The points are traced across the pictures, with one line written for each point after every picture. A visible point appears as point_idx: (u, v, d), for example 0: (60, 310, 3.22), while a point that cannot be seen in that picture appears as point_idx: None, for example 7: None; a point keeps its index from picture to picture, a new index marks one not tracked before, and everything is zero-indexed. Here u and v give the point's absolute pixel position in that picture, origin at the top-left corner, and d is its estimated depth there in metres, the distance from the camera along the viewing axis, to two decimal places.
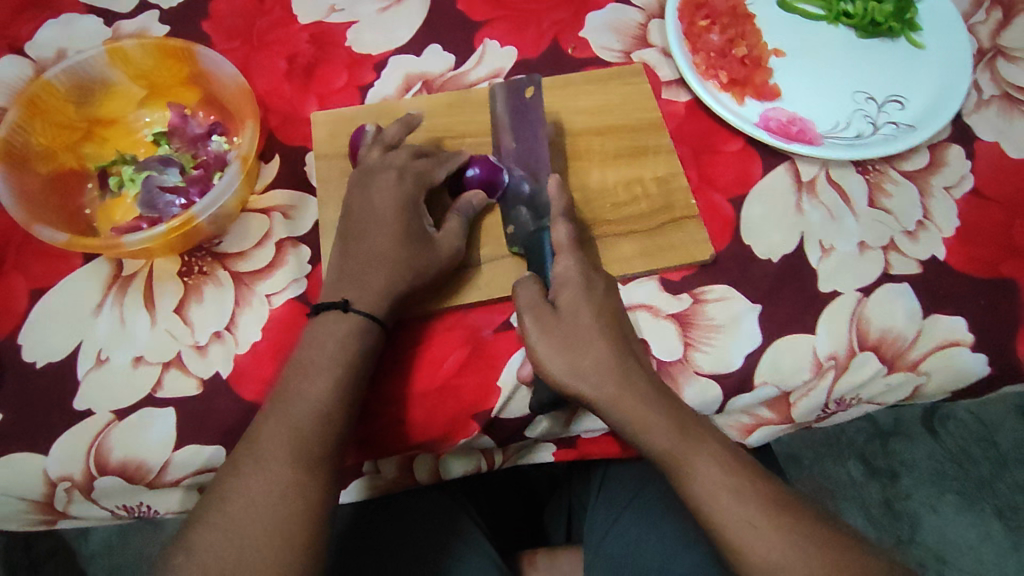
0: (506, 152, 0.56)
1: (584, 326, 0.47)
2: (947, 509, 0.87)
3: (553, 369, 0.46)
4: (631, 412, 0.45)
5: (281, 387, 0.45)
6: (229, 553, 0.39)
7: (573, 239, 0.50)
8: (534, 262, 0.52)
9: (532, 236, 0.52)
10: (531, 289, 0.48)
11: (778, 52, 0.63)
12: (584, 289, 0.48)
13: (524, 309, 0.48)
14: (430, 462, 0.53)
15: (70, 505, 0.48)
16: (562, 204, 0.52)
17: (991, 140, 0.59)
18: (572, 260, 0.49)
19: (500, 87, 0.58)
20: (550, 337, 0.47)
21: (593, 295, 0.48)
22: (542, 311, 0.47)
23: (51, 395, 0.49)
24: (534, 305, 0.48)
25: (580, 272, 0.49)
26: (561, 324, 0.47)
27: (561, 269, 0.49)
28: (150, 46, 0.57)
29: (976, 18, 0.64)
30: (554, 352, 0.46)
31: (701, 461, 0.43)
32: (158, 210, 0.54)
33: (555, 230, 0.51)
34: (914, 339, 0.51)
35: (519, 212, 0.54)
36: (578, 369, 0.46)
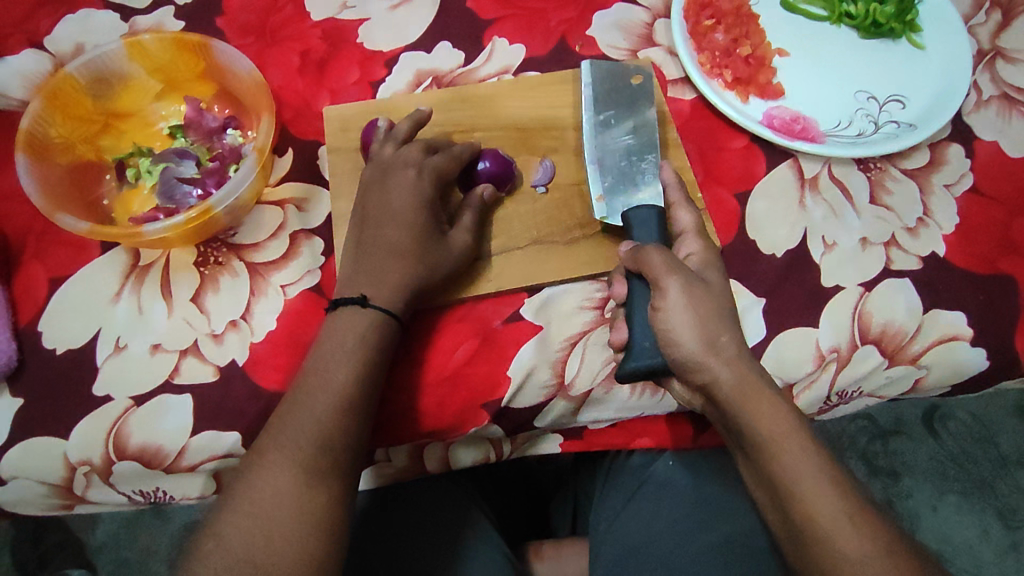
0: (603, 123, 0.55)
1: (722, 305, 0.44)
2: (946, 509, 0.89)
3: (688, 342, 0.42)
4: (748, 393, 0.41)
5: (302, 379, 0.46)
6: (257, 541, 0.40)
7: (698, 228, 0.50)
8: (635, 236, 0.51)
9: (638, 210, 0.51)
10: (669, 259, 0.45)
11: (782, 51, 0.64)
12: (720, 272, 0.47)
13: (666, 273, 0.44)
14: (440, 451, 0.54)
15: (88, 489, 0.49)
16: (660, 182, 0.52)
17: (990, 139, 0.60)
18: (698, 248, 0.49)
19: (597, 59, 0.57)
20: (689, 306, 0.42)
21: (726, 279, 0.47)
22: (690, 281, 0.44)
23: (70, 381, 0.50)
24: (686, 278, 0.44)
25: (711, 259, 0.48)
26: (705, 297, 0.43)
27: (686, 253, 0.49)
28: (168, 40, 0.58)
29: (976, 19, 0.66)
30: (692, 325, 0.42)
31: (805, 452, 0.39)
32: (175, 201, 0.55)
33: (679, 215, 0.50)
34: (914, 333, 0.53)
35: (611, 183, 0.53)
36: (715, 344, 0.42)
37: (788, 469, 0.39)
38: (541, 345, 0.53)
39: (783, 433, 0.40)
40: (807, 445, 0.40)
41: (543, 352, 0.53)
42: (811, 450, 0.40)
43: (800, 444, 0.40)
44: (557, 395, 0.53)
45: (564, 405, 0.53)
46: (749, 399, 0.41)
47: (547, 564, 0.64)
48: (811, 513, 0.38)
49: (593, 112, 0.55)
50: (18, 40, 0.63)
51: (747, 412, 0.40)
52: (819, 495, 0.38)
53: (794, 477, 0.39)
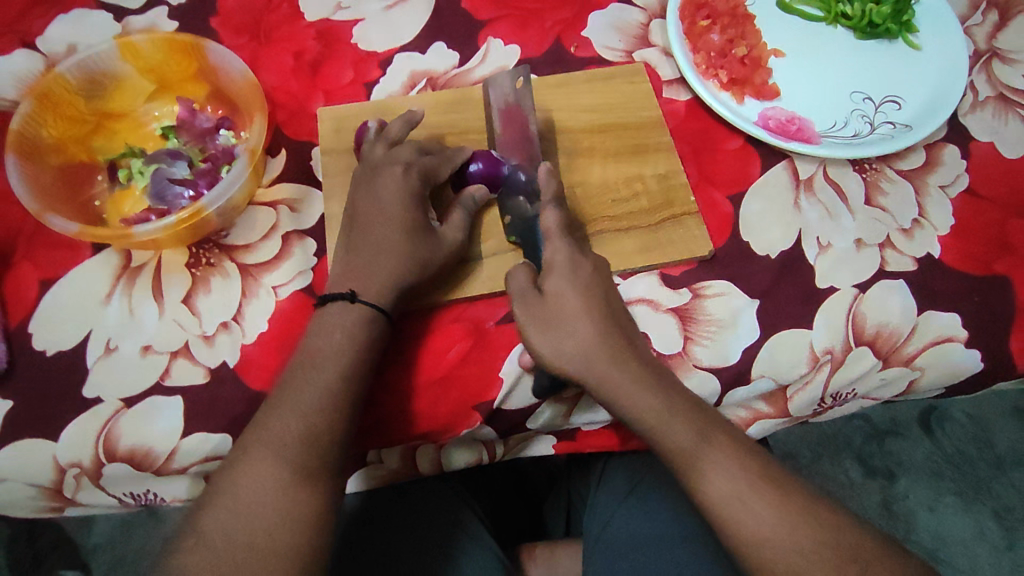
0: (501, 144, 0.57)
1: (569, 310, 0.48)
2: (943, 509, 0.89)
3: (546, 355, 0.48)
4: (638, 401, 0.46)
5: (288, 376, 0.46)
6: (240, 537, 0.40)
7: (562, 225, 0.51)
8: (530, 251, 0.53)
9: (526, 223, 0.53)
10: (521, 277, 0.50)
11: (778, 52, 0.64)
12: (571, 274, 0.49)
13: (514, 296, 0.50)
14: (433, 452, 0.54)
15: (78, 492, 0.49)
16: (551, 190, 0.52)
17: (985, 140, 0.60)
18: (560, 247, 0.50)
19: (490, 78, 0.59)
20: (538, 321, 0.48)
21: (586, 281, 0.49)
22: (527, 297, 0.49)
23: (60, 383, 0.50)
24: (522, 295, 0.49)
25: (568, 257, 0.49)
26: (543, 309, 0.48)
27: (551, 255, 0.50)
28: (160, 40, 0.58)
29: (972, 20, 0.65)
30: (543, 337, 0.48)
31: (718, 458, 0.43)
32: (166, 202, 0.55)
33: (543, 216, 0.51)
34: (909, 334, 0.52)
35: (512, 201, 0.55)
36: (563, 352, 0.47)
37: (704, 471, 0.43)
38: None
39: (688, 440, 0.44)
40: (712, 448, 0.43)
41: None
42: (718, 452, 0.43)
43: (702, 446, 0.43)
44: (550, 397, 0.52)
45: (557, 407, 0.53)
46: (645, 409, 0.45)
47: (541, 567, 0.64)
48: (727, 513, 0.41)
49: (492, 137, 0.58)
50: (11, 39, 0.63)
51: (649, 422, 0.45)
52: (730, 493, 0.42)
53: (701, 480, 0.43)
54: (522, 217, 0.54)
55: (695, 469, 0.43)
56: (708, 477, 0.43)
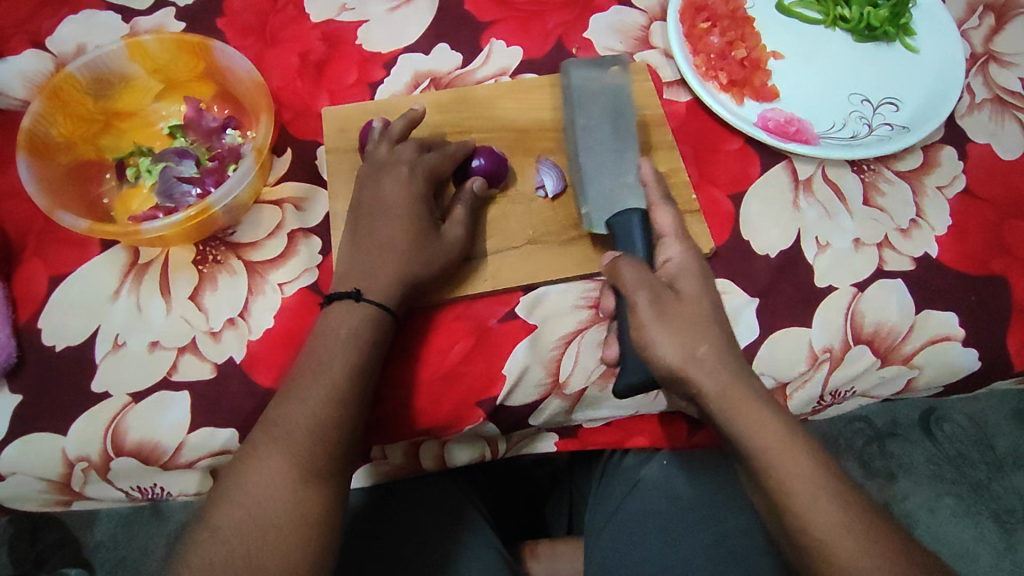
0: (581, 128, 0.56)
1: (703, 313, 0.45)
2: (943, 511, 0.89)
3: (667, 353, 0.43)
4: (735, 398, 0.42)
5: (295, 373, 0.46)
6: (250, 532, 0.41)
7: (679, 227, 0.51)
8: (623, 242, 0.52)
9: (622, 216, 0.52)
10: (638, 269, 0.46)
11: (777, 54, 0.65)
12: (701, 277, 0.49)
13: (635, 286, 0.46)
14: (436, 449, 0.55)
15: (86, 485, 0.49)
16: (659, 190, 0.53)
17: (982, 142, 0.60)
18: (681, 251, 0.50)
19: (572, 62, 0.58)
20: (660, 315, 0.44)
21: (706, 286, 0.48)
22: (660, 292, 0.45)
23: (69, 378, 0.50)
24: (655, 287, 0.46)
25: (694, 261, 0.50)
26: (682, 308, 0.45)
27: (666, 257, 0.50)
28: (168, 41, 0.59)
29: (969, 23, 0.66)
30: (669, 336, 0.43)
31: (796, 459, 0.40)
32: (174, 199, 0.55)
33: (657, 215, 0.52)
34: (907, 333, 0.53)
35: (594, 188, 0.54)
36: (694, 356, 0.43)
37: (787, 474, 0.40)
38: (536, 344, 0.53)
39: (780, 442, 0.41)
40: (805, 452, 0.40)
41: (538, 351, 0.53)
42: (807, 455, 0.40)
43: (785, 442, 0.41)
44: (552, 394, 0.53)
45: (559, 404, 0.53)
46: (741, 405, 0.42)
47: (543, 564, 0.64)
48: (812, 521, 0.39)
49: (571, 120, 0.56)
50: (20, 40, 0.63)
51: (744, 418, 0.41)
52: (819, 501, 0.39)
53: (791, 482, 0.40)
54: (609, 209, 0.53)
55: (786, 474, 0.40)
56: (797, 481, 0.40)
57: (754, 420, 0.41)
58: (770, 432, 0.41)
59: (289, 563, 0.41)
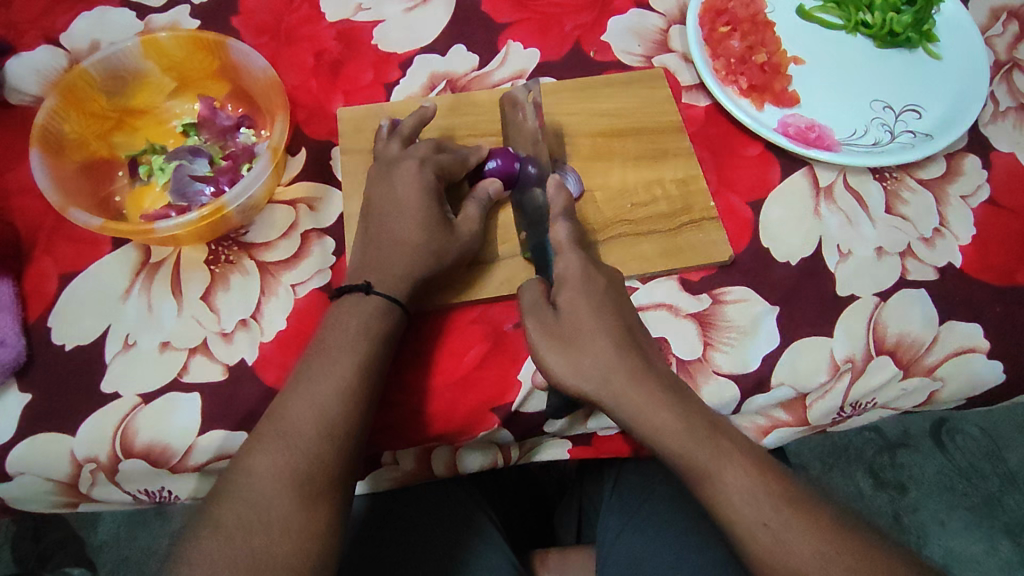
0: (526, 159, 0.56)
1: (585, 329, 0.45)
2: (954, 524, 0.87)
3: (560, 374, 0.45)
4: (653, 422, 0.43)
5: (303, 367, 0.46)
6: (254, 526, 0.40)
7: (571, 235, 0.49)
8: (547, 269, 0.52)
9: (542, 238, 0.53)
10: (535, 293, 0.48)
11: (798, 60, 0.64)
12: (584, 286, 0.47)
13: (526, 312, 0.48)
14: (448, 454, 0.54)
15: (93, 487, 0.49)
16: (561, 201, 0.50)
17: (1007, 151, 0.59)
18: (571, 259, 0.48)
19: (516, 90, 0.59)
20: (543, 334, 0.46)
21: (595, 295, 0.46)
22: (541, 312, 0.47)
23: (78, 378, 0.50)
24: (535, 308, 0.48)
25: (580, 268, 0.47)
26: (560, 326, 0.46)
27: (562, 268, 0.48)
28: (183, 38, 0.58)
29: (993, 31, 0.65)
30: (560, 358, 0.45)
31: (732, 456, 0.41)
32: (187, 198, 0.55)
33: (553, 230, 0.50)
34: (930, 344, 0.52)
35: (531, 213, 0.54)
36: (588, 378, 0.44)
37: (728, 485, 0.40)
38: None
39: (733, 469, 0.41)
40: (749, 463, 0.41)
41: None
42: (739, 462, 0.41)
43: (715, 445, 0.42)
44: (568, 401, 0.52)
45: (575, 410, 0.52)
46: (638, 408, 0.43)
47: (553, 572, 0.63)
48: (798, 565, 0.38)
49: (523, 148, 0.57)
50: (34, 36, 0.63)
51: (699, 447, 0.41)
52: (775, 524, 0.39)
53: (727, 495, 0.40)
54: (540, 231, 0.53)
55: (745, 510, 0.39)
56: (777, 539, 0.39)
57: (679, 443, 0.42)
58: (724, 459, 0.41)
59: (289, 558, 0.40)
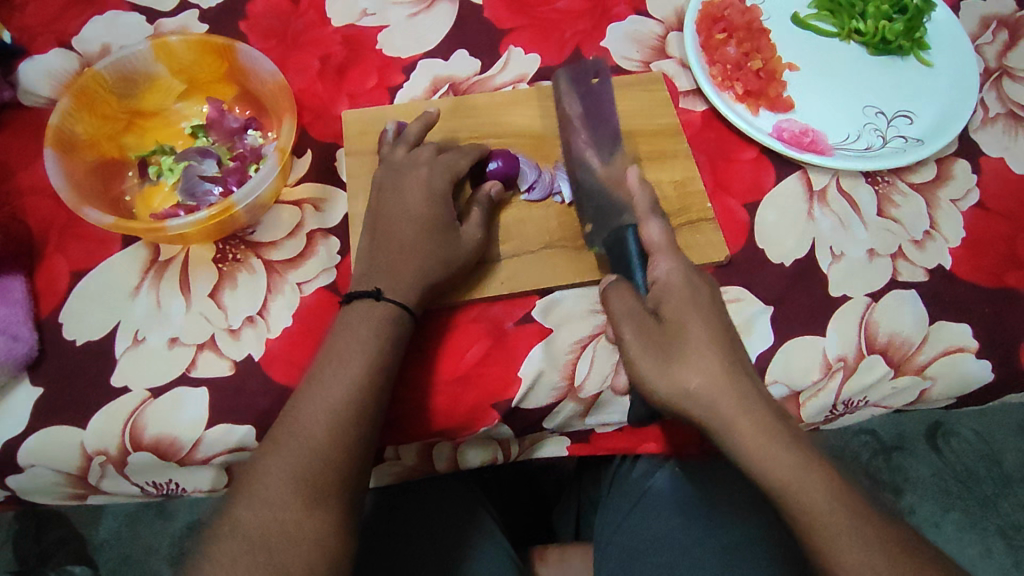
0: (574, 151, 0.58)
1: (692, 340, 0.43)
2: (949, 526, 0.89)
3: (658, 384, 0.43)
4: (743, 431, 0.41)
5: (315, 371, 0.47)
6: (272, 526, 0.41)
7: (668, 240, 0.50)
8: (621, 267, 0.52)
9: (615, 235, 0.52)
10: (627, 298, 0.46)
11: (792, 66, 0.66)
12: (689, 295, 0.46)
13: (622, 318, 0.46)
14: (449, 450, 0.55)
15: (102, 479, 0.50)
16: (648, 201, 0.53)
17: (996, 156, 0.61)
18: (670, 265, 0.48)
19: (561, 73, 0.62)
20: (645, 345, 0.44)
21: (699, 305, 0.45)
22: (643, 322, 0.45)
23: (88, 372, 0.51)
24: (637, 316, 0.46)
25: (682, 277, 0.47)
26: (660, 335, 0.45)
27: (657, 274, 0.48)
28: (193, 42, 0.60)
29: (983, 39, 0.67)
30: (657, 367, 0.43)
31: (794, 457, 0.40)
32: (196, 198, 0.56)
33: (647, 229, 0.51)
34: (921, 344, 0.53)
35: (593, 210, 0.55)
36: (686, 391, 0.42)
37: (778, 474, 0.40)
38: (551, 348, 0.54)
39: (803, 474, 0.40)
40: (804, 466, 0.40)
41: (553, 355, 0.53)
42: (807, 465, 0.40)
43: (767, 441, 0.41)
44: (567, 397, 0.53)
45: (573, 407, 0.54)
46: (736, 422, 0.41)
47: (552, 569, 0.63)
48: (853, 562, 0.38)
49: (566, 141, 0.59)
50: (46, 39, 0.64)
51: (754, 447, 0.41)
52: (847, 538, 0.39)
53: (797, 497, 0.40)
54: (610, 226, 0.53)
55: (830, 525, 0.39)
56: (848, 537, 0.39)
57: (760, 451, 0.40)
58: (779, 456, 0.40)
59: (309, 556, 0.41)
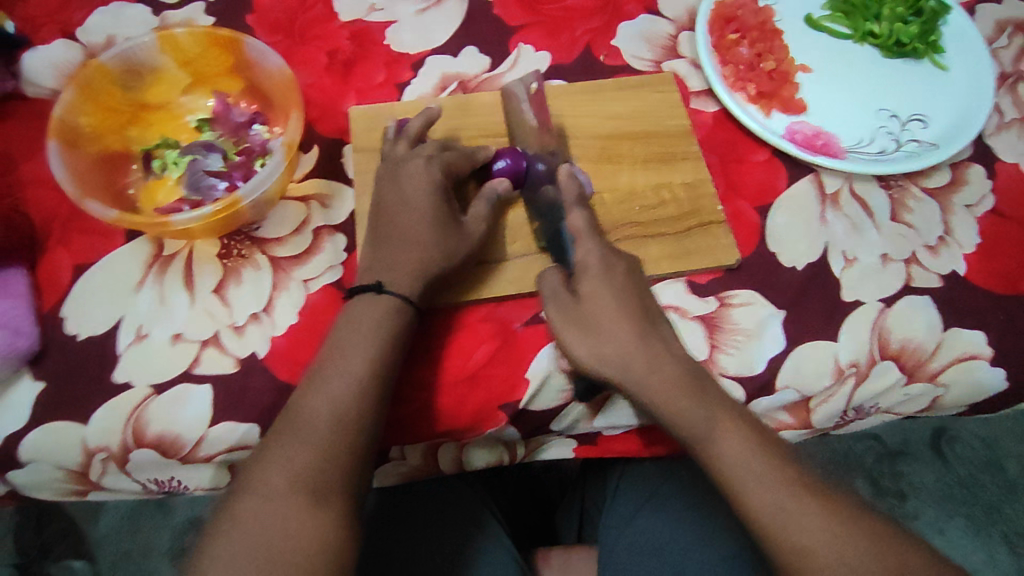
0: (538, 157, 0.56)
1: (604, 312, 0.48)
2: (953, 532, 0.88)
3: (580, 354, 0.48)
4: (681, 411, 0.44)
5: (318, 366, 0.46)
6: (271, 524, 0.40)
7: (588, 224, 0.50)
8: (558, 254, 0.54)
9: (553, 225, 0.54)
10: (552, 279, 0.51)
11: (806, 68, 0.65)
12: (605, 276, 0.49)
13: (547, 298, 0.50)
14: (454, 452, 0.54)
15: (104, 476, 0.49)
16: (574, 190, 0.52)
17: (1011, 161, 0.60)
18: (591, 248, 0.50)
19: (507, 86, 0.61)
20: (565, 320, 0.49)
21: (617, 283, 0.49)
22: (561, 297, 0.50)
23: (89, 368, 0.50)
24: (556, 295, 0.50)
25: (601, 259, 0.49)
26: (578, 311, 0.48)
27: (582, 255, 0.50)
28: (199, 34, 0.59)
29: (998, 43, 0.66)
30: (577, 340, 0.48)
31: (728, 425, 0.43)
32: (201, 193, 0.55)
33: (569, 218, 0.51)
34: (934, 350, 0.53)
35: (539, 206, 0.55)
36: (603, 359, 0.47)
37: (719, 440, 0.43)
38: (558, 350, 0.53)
39: (733, 437, 0.43)
40: (731, 423, 0.43)
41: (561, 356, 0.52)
42: (736, 428, 0.43)
43: (692, 400, 0.44)
44: (575, 400, 0.53)
45: (581, 410, 0.53)
46: (655, 394, 0.45)
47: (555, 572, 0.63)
48: (763, 506, 0.40)
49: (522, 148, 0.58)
50: (51, 30, 0.64)
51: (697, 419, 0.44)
52: (806, 521, 0.39)
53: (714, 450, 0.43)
54: (551, 221, 0.54)
55: (744, 476, 0.41)
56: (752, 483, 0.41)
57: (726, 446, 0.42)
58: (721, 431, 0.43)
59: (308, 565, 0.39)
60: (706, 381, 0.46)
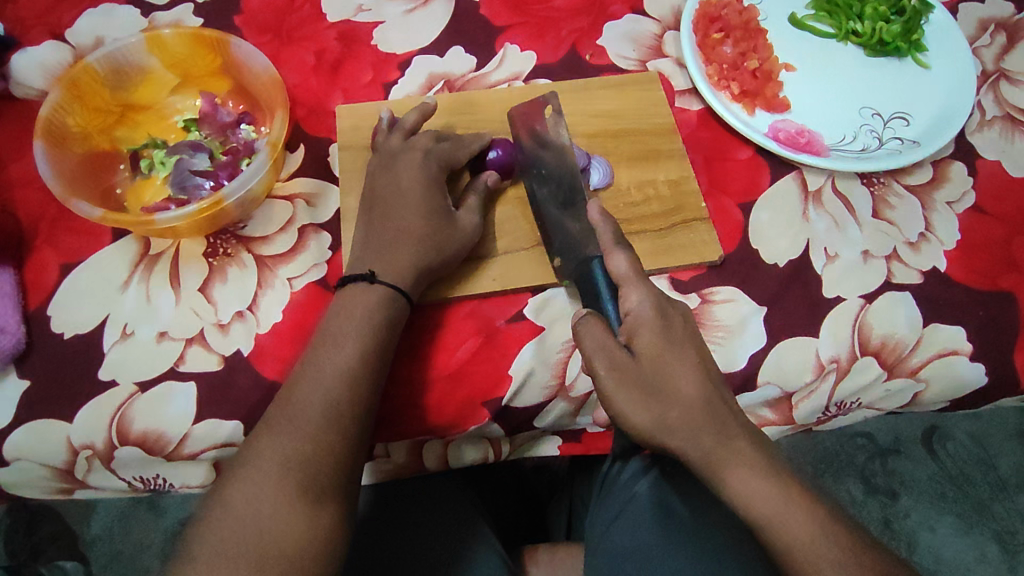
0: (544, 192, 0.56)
1: (668, 370, 0.43)
2: (944, 530, 0.88)
3: (639, 421, 0.42)
4: (720, 458, 0.40)
5: (310, 354, 0.47)
6: (261, 508, 0.40)
7: (635, 270, 0.47)
8: (590, 297, 0.51)
9: (583, 266, 0.52)
10: (598, 332, 0.44)
11: (789, 67, 0.65)
12: (662, 329, 0.44)
13: (593, 353, 0.44)
14: (439, 449, 0.55)
15: (89, 474, 0.50)
16: (611, 233, 0.49)
17: (992, 158, 0.61)
18: (642, 296, 0.46)
19: (514, 110, 0.59)
20: (619, 383, 0.43)
21: (675, 337, 0.44)
22: (614, 354, 0.44)
23: (75, 366, 0.51)
24: (607, 351, 0.44)
25: (654, 308, 0.45)
26: (636, 373, 0.43)
27: (629, 307, 0.46)
28: (186, 35, 0.60)
29: (981, 41, 0.67)
30: (640, 406, 0.42)
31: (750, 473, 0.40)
32: (187, 191, 0.56)
33: (611, 261, 0.48)
34: (914, 345, 0.53)
35: (562, 239, 0.54)
36: (665, 424, 0.42)
37: (740, 486, 0.40)
38: (541, 347, 0.53)
39: (766, 488, 0.39)
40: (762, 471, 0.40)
41: (544, 353, 0.53)
42: (764, 475, 0.40)
43: (726, 443, 0.41)
44: (558, 396, 0.53)
45: (564, 406, 0.54)
46: (713, 457, 0.41)
47: (542, 569, 0.63)
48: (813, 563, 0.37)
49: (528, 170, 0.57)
50: (40, 31, 0.64)
51: (722, 463, 0.40)
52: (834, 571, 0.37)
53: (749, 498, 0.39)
54: (577, 257, 0.53)
55: (788, 528, 0.38)
56: (802, 548, 0.38)
57: (738, 482, 0.40)
58: (755, 486, 0.39)
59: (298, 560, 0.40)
60: (738, 418, 0.43)
